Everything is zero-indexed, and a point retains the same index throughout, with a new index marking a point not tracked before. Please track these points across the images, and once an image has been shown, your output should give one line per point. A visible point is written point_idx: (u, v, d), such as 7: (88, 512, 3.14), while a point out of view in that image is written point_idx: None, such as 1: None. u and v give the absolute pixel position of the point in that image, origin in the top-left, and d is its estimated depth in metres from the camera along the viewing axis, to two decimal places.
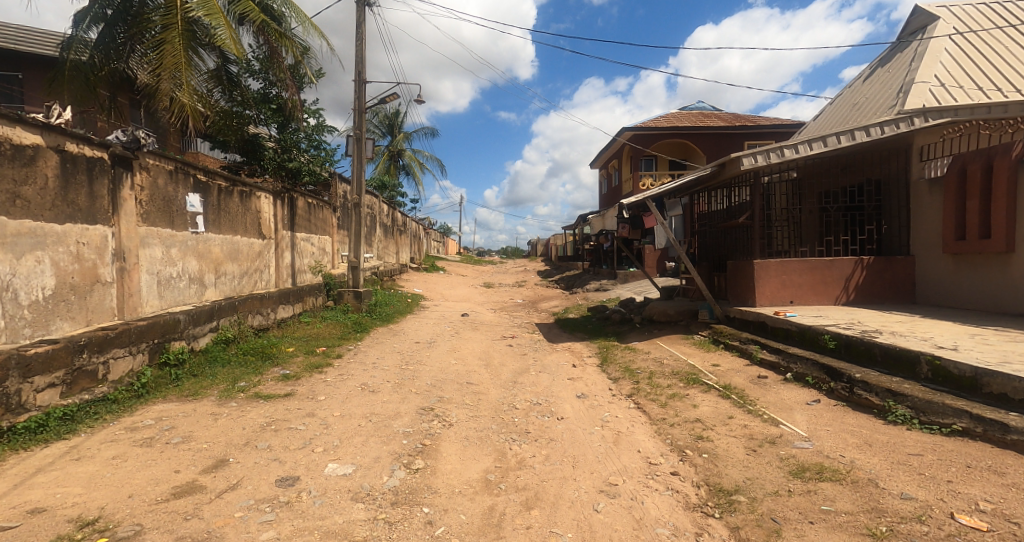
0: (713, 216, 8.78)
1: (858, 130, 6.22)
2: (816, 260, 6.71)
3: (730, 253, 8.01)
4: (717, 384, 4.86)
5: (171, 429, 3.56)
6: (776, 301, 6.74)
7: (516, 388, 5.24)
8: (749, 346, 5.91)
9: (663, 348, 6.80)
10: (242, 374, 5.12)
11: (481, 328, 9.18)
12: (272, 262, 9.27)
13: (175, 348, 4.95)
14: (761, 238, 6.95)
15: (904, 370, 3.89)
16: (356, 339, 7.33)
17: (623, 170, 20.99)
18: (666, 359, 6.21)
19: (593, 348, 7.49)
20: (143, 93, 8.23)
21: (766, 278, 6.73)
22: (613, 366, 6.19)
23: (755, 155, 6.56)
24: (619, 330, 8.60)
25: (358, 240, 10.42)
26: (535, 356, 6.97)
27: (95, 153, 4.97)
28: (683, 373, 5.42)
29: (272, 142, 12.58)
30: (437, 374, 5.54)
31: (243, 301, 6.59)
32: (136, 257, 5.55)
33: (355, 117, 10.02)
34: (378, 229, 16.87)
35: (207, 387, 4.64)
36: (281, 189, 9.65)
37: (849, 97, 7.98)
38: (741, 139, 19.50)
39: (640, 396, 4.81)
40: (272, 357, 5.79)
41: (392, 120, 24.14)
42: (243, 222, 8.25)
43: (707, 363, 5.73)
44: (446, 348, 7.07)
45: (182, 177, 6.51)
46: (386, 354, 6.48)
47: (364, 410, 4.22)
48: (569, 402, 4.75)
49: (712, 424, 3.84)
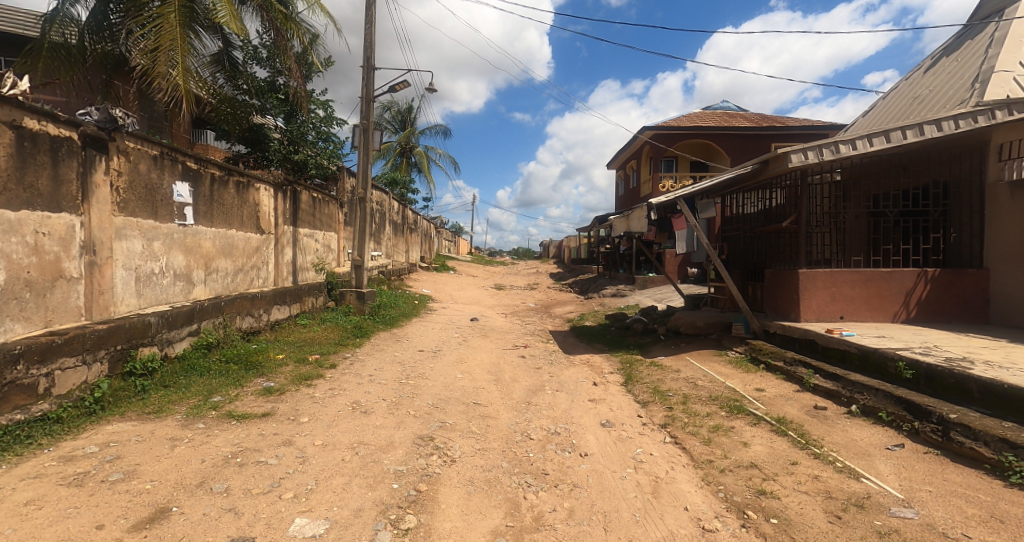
0: (748, 218, 8.02)
1: (928, 124, 5.46)
2: (871, 271, 5.98)
3: (769, 260, 7.29)
4: (767, 416, 4.12)
5: (114, 460, 2.94)
6: (823, 316, 6.04)
7: (530, 411, 4.55)
8: (797, 368, 5.18)
9: (694, 366, 6.06)
10: (220, 386, 4.51)
11: (492, 335, 8.52)
12: (271, 259, 8.70)
13: (144, 355, 4.35)
14: (807, 245, 6.23)
15: (1017, 414, 3.15)
16: (353, 346, 6.69)
17: (642, 171, 20.20)
18: (700, 380, 5.48)
19: (614, 363, 6.76)
20: (138, 75, 7.73)
21: (813, 290, 6.04)
22: (640, 386, 5.49)
23: (805, 152, 5.85)
24: (642, 343, 7.87)
25: (362, 238, 9.82)
26: (550, 370, 6.28)
27: (61, 132, 4.42)
28: (724, 400, 4.69)
29: (278, 133, 12.17)
30: (441, 391, 4.88)
31: (230, 301, 5.98)
32: (110, 250, 4.96)
33: (363, 107, 9.45)
34: (387, 226, 16.30)
35: (176, 402, 4.03)
36: (284, 182, 9.07)
37: (907, 90, 7.18)
38: (768, 141, 18.64)
39: (675, 427, 4.09)
40: (257, 367, 5.17)
41: (404, 115, 23.71)
42: (239, 215, 7.69)
43: (749, 387, 5.00)
44: (452, 359, 6.42)
45: (169, 163, 5.95)
46: (385, 365, 5.85)
47: (352, 438, 3.57)
48: (593, 432, 4.07)
49: (774, 473, 3.11)
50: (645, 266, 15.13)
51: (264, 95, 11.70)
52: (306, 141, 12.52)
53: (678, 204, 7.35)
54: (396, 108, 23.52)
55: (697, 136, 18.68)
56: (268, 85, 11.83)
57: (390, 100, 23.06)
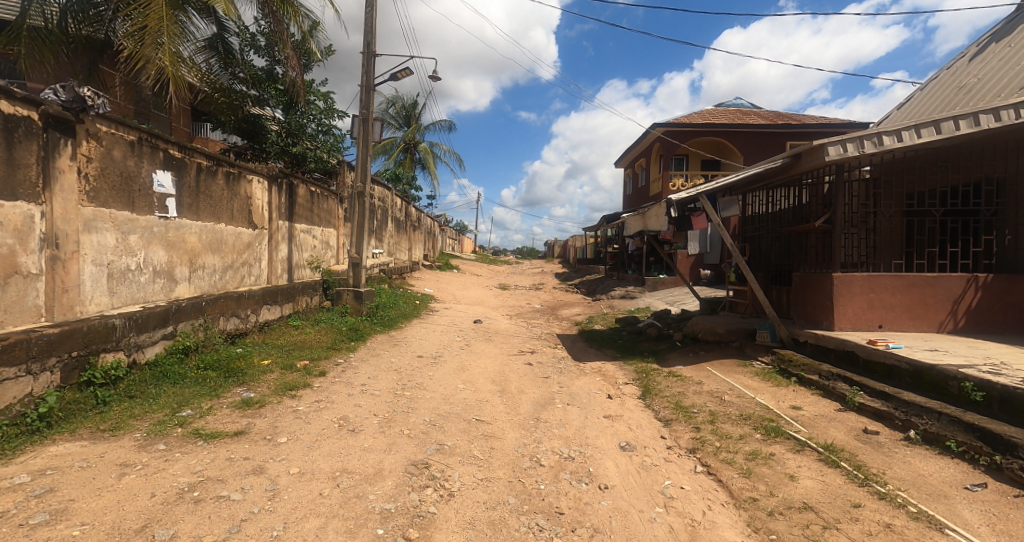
0: (771, 217, 7.51)
1: (984, 113, 4.97)
2: (914, 276, 5.51)
3: (796, 263, 6.77)
4: (812, 442, 3.60)
5: (44, 495, 2.44)
6: (860, 325, 5.57)
7: (539, 430, 4.05)
8: (836, 383, 4.68)
9: (718, 379, 5.55)
10: (193, 398, 4.02)
11: (496, 339, 8.02)
12: (264, 255, 8.24)
13: (107, 362, 3.88)
14: (844, 247, 5.75)
15: None
16: (347, 351, 6.20)
17: (651, 169, 19.67)
18: (727, 394, 4.96)
19: (628, 373, 6.25)
20: (123, 59, 7.28)
21: (849, 296, 5.59)
22: (660, 401, 4.99)
23: (844, 143, 5.34)
24: (656, 349, 7.36)
25: (361, 234, 9.34)
26: (559, 380, 5.79)
27: (17, 110, 3.94)
28: (757, 420, 4.18)
29: (275, 125, 11.70)
30: (440, 405, 4.39)
31: (213, 301, 5.49)
32: (76, 243, 4.49)
33: (362, 96, 8.96)
34: (389, 223, 15.84)
35: (138, 417, 3.54)
36: (279, 175, 8.59)
37: (950, 80, 6.67)
38: (784, 139, 18.01)
39: (706, 453, 3.58)
40: (237, 375, 4.68)
41: (409, 111, 23.23)
42: (229, 209, 7.22)
43: (784, 405, 4.48)
44: (453, 366, 5.92)
45: (148, 150, 5.47)
46: (380, 373, 5.36)
47: (334, 464, 3.08)
48: (612, 457, 3.57)
49: (834, 519, 2.60)
50: (655, 267, 14.56)
51: (262, 85, 11.21)
52: (305, 134, 12.05)
53: (700, 201, 6.83)
54: (400, 103, 23.08)
55: (710, 134, 18.09)
56: (266, 74, 11.40)
57: (393, 95, 22.63)
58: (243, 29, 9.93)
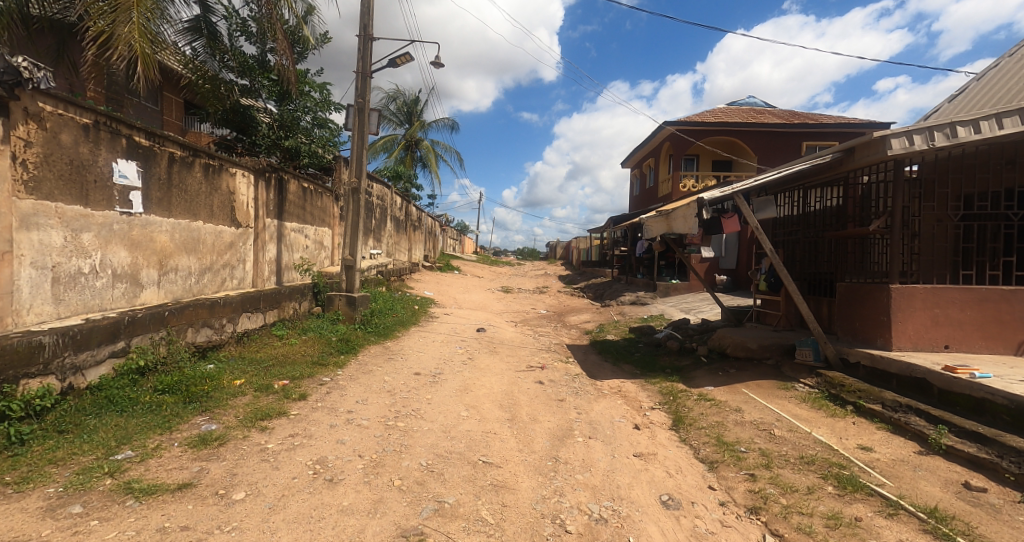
0: (807, 220, 6.77)
1: None
2: (987, 290, 4.84)
3: (839, 272, 6.05)
4: (904, 501, 2.90)
5: None
6: (923, 345, 4.89)
7: (559, 477, 3.32)
8: (908, 417, 3.97)
9: (760, 406, 4.82)
10: (139, 432, 3.29)
11: (502, 351, 7.30)
12: (249, 256, 7.53)
13: (31, 390, 3.17)
14: (903, 256, 5.05)
15: None
16: (335, 367, 5.47)
17: (661, 169, 18.95)
18: (776, 427, 4.24)
19: (652, 396, 5.53)
20: (93, 38, 6.56)
21: (909, 312, 4.91)
22: (697, 434, 4.27)
23: (910, 135, 4.62)
24: (679, 366, 6.63)
25: (355, 235, 8.55)
26: (576, 403, 5.08)
27: None
28: (823, 465, 3.44)
29: (267, 117, 10.97)
30: (440, 441, 3.68)
31: (178, 311, 4.74)
32: (7, 243, 3.77)
33: (358, 83, 8.22)
34: (388, 222, 15.10)
35: (59, 462, 2.81)
36: (267, 169, 7.86)
37: (1016, 66, 5.95)
38: (800, 138, 17.26)
39: (773, 516, 2.85)
40: (199, 400, 3.95)
41: (411, 107, 22.45)
42: (208, 204, 6.49)
43: (850, 444, 3.77)
44: (454, 386, 5.19)
45: (107, 136, 4.75)
46: (370, 396, 4.64)
47: (302, 536, 2.37)
48: (655, 521, 2.85)
49: None
50: (666, 271, 13.86)
51: (253, 74, 10.44)
52: (299, 127, 11.28)
53: (732, 200, 6.10)
54: (402, 98, 22.36)
55: (723, 133, 17.37)
56: (257, 63, 10.59)
57: (394, 91, 21.93)
58: (232, 12, 9.22)
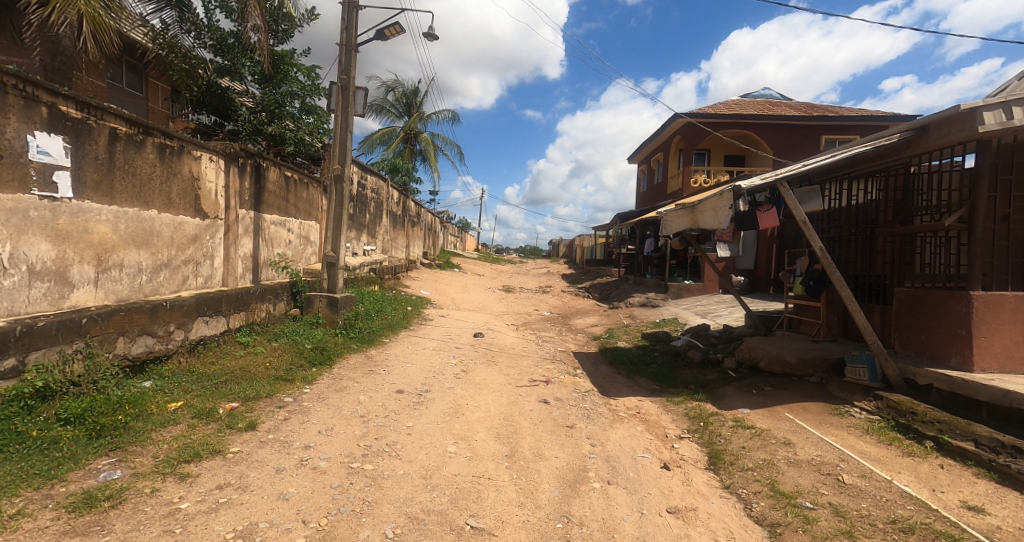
0: (853, 214, 5.89)
1: None
2: None
3: (897, 275, 5.17)
4: None
5: None
6: (1013, 366, 4.03)
7: None
8: (1021, 465, 3.10)
9: (814, 439, 3.94)
10: (6, 484, 2.44)
11: (501, 361, 6.43)
12: (217, 251, 6.62)
13: None
14: (987, 257, 4.19)
15: None
16: (302, 384, 4.61)
17: (670, 163, 18.01)
18: (844, 471, 3.37)
19: (677, 421, 4.65)
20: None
21: (996, 326, 4.04)
22: (742, 478, 3.40)
23: (1008, 107, 3.77)
24: (704, 382, 5.76)
25: (338, 228, 7.68)
26: (588, 430, 4.22)
27: None
28: (927, 536, 2.57)
29: (249, 101, 10.09)
30: (417, 494, 2.82)
31: (103, 317, 3.88)
32: None
33: (341, 57, 7.35)
34: (384, 218, 14.23)
35: None
36: (241, 154, 6.97)
37: None
38: (818, 132, 16.25)
39: None
40: (111, 434, 3.09)
41: (409, 98, 21.51)
42: (167, 190, 5.60)
43: (950, 502, 2.90)
44: (443, 408, 4.34)
45: (19, 103, 3.89)
46: (338, 423, 3.78)
47: None
48: None
49: None
50: (677, 271, 12.97)
51: (232, 53, 9.57)
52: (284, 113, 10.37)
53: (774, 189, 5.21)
54: (400, 89, 21.46)
55: (737, 125, 16.41)
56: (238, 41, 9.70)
57: (393, 81, 21.03)
58: None
